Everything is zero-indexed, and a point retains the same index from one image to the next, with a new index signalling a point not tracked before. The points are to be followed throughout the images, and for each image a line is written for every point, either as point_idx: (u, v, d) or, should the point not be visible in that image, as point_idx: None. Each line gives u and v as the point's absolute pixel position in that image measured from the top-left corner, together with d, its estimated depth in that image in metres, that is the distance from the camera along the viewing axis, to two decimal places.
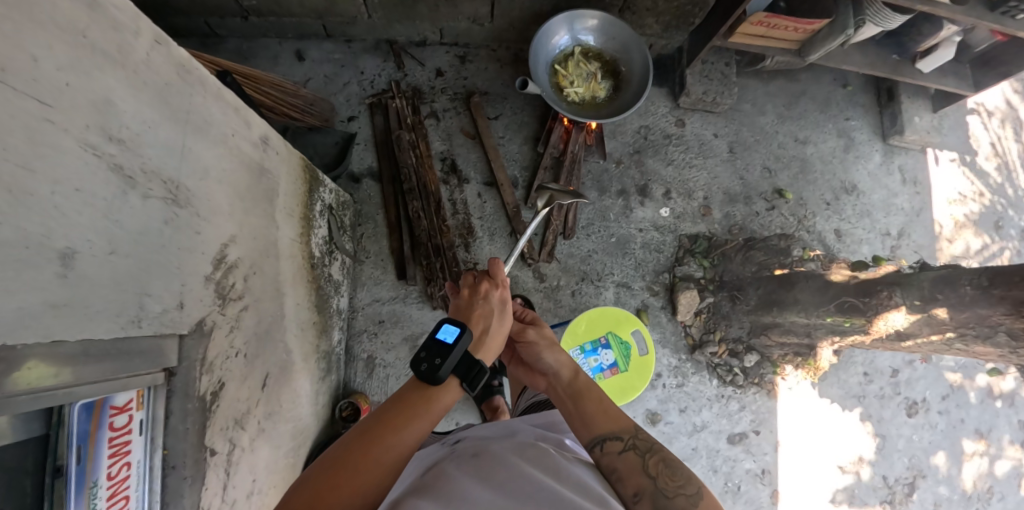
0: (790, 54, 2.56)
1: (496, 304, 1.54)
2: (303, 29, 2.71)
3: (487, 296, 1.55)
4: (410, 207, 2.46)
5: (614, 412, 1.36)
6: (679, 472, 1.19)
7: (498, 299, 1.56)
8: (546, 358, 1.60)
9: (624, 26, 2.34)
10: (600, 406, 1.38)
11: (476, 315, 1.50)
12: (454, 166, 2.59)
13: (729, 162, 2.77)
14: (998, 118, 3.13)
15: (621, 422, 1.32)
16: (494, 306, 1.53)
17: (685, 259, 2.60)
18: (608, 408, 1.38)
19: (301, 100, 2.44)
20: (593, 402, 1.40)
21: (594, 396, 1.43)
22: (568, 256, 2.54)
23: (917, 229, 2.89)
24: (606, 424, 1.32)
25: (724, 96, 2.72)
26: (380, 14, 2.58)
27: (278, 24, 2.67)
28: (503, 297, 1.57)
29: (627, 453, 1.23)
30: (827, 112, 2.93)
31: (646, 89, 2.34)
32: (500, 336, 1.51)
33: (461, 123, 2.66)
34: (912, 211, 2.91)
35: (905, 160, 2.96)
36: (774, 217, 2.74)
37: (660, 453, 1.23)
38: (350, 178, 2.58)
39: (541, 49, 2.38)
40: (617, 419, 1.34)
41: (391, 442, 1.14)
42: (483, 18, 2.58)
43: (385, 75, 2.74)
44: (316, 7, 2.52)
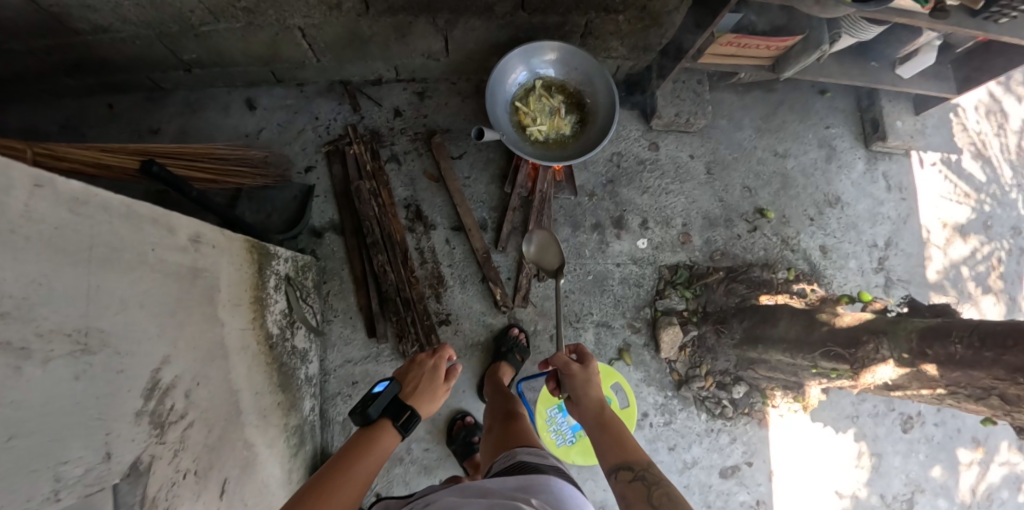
0: (760, 72, 2.48)
1: (431, 369, 1.72)
2: (252, 76, 2.58)
3: (424, 363, 1.74)
4: (375, 261, 2.36)
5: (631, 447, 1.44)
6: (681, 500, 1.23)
7: (434, 364, 1.74)
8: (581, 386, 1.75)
9: (586, 57, 2.20)
10: (621, 439, 1.47)
11: (412, 380, 1.70)
12: (419, 213, 2.47)
13: (708, 184, 2.66)
14: (982, 112, 3.02)
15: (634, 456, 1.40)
16: (428, 373, 1.71)
17: (666, 292, 2.50)
18: (626, 441, 1.47)
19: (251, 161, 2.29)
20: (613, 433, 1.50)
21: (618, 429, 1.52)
22: (544, 299, 2.43)
23: (905, 237, 2.81)
24: (620, 456, 1.42)
25: (698, 115, 2.58)
26: (329, 57, 2.44)
27: (224, 74, 2.55)
28: (438, 364, 1.74)
29: (634, 482, 1.31)
30: (807, 122, 2.83)
31: (613, 123, 2.21)
32: (430, 400, 1.65)
33: (423, 166, 2.53)
34: (899, 218, 2.83)
35: (889, 165, 2.87)
36: (757, 238, 2.64)
37: (665, 485, 1.29)
38: (311, 233, 2.46)
39: (499, 87, 2.23)
40: (633, 452, 1.42)
41: (340, 480, 1.25)
42: (438, 53, 2.45)
43: (341, 119, 2.61)
44: (261, 55, 2.40)
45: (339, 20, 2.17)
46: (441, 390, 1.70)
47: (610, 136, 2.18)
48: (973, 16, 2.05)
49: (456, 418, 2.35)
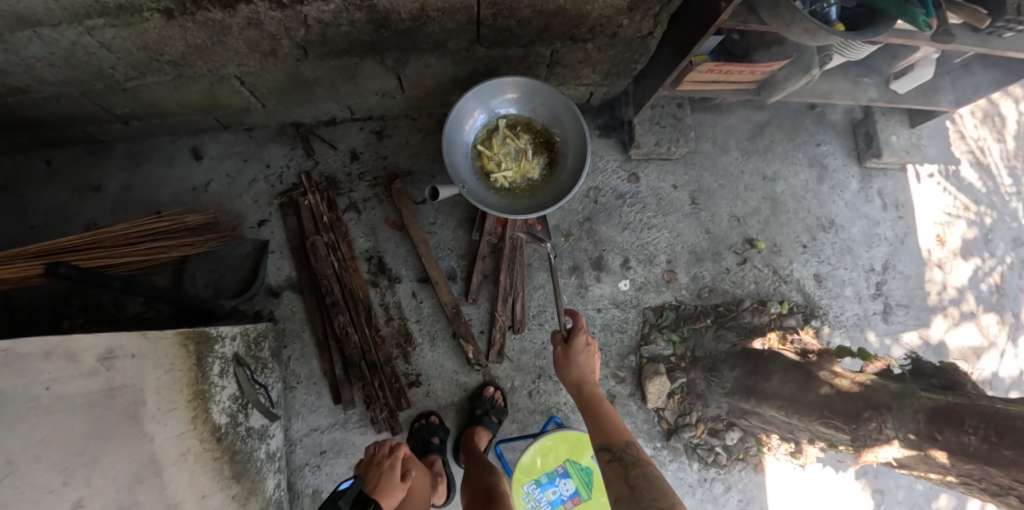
0: (746, 95, 2.26)
1: (388, 469, 1.71)
2: (196, 125, 2.38)
3: (382, 461, 1.74)
4: (336, 322, 2.20)
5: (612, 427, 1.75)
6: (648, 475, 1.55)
7: (390, 463, 1.73)
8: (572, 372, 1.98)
9: (552, 93, 1.99)
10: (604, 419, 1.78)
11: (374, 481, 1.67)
12: (382, 265, 2.30)
13: (692, 215, 2.48)
14: (976, 117, 2.90)
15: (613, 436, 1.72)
16: (387, 471, 1.70)
17: (652, 336, 2.35)
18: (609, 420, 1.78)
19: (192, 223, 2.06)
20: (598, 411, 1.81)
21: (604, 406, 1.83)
22: (520, 352, 2.26)
23: (902, 259, 2.71)
24: (603, 435, 1.73)
25: (680, 143, 2.39)
26: (274, 101, 2.24)
27: (165, 124, 2.35)
28: (396, 461, 1.74)
29: (612, 458, 1.64)
30: (797, 141, 2.74)
31: (586, 164, 2.00)
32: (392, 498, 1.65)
33: (385, 213, 2.36)
34: (896, 239, 2.74)
35: (884, 183, 2.80)
36: (747, 271, 2.48)
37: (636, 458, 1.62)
38: (268, 293, 2.30)
39: (457, 130, 2.03)
40: (615, 433, 1.73)
41: None
42: (393, 92, 2.23)
43: (295, 165, 2.43)
44: (200, 104, 2.20)
45: (277, 66, 1.96)
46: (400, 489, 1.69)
47: (582, 180, 1.98)
48: (978, 31, 1.84)
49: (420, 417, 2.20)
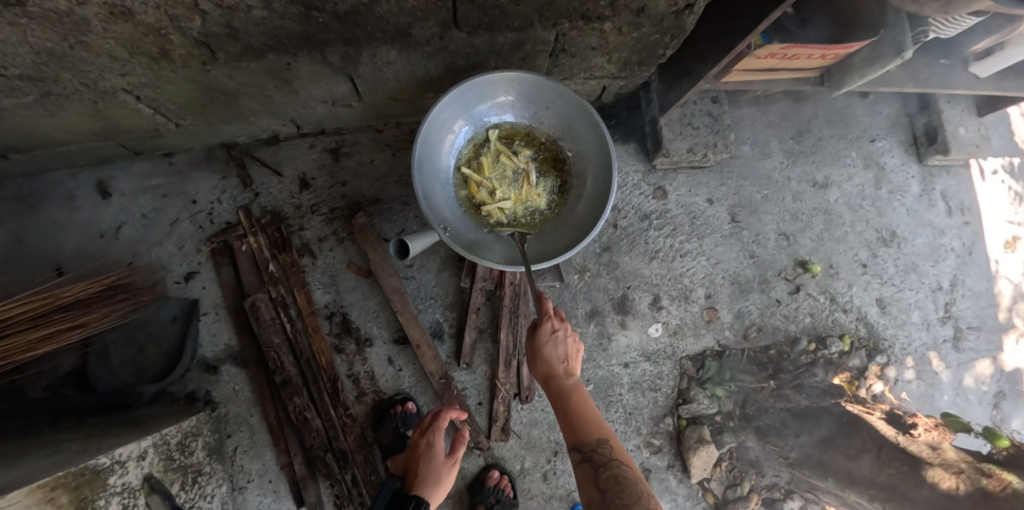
0: (812, 88, 1.81)
1: (426, 451, 1.56)
2: (96, 154, 1.80)
3: (417, 446, 1.57)
4: (291, 405, 1.70)
5: (587, 424, 1.28)
6: (629, 490, 1.15)
7: (427, 443, 1.56)
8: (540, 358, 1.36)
9: (560, 89, 1.44)
10: (576, 413, 1.30)
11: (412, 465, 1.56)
12: (347, 325, 1.80)
13: (733, 236, 2.00)
14: None
15: (586, 436, 1.26)
16: (426, 455, 1.56)
17: (693, 392, 1.89)
18: (583, 414, 1.30)
19: (72, 299, 1.50)
20: (566, 404, 1.31)
21: (575, 393, 1.32)
22: (530, 425, 1.79)
23: (972, 274, 2.27)
24: (574, 435, 1.28)
25: (718, 147, 1.90)
26: (191, 118, 1.68)
27: (60, 155, 1.76)
28: (432, 441, 1.57)
29: (584, 467, 1.23)
30: (847, 137, 2.25)
31: (612, 185, 1.44)
32: (445, 473, 1.57)
33: (349, 256, 1.85)
34: (964, 249, 2.29)
35: (948, 183, 2.33)
36: (801, 302, 2.02)
37: (613, 467, 1.20)
38: (203, 368, 1.79)
39: (432, 149, 1.49)
40: (588, 426, 1.27)
41: None
42: (347, 98, 1.68)
43: (229, 199, 1.89)
44: (91, 128, 1.62)
45: (177, 72, 1.40)
46: (450, 465, 1.57)
47: (609, 208, 1.43)
48: None
49: (393, 402, 1.75)
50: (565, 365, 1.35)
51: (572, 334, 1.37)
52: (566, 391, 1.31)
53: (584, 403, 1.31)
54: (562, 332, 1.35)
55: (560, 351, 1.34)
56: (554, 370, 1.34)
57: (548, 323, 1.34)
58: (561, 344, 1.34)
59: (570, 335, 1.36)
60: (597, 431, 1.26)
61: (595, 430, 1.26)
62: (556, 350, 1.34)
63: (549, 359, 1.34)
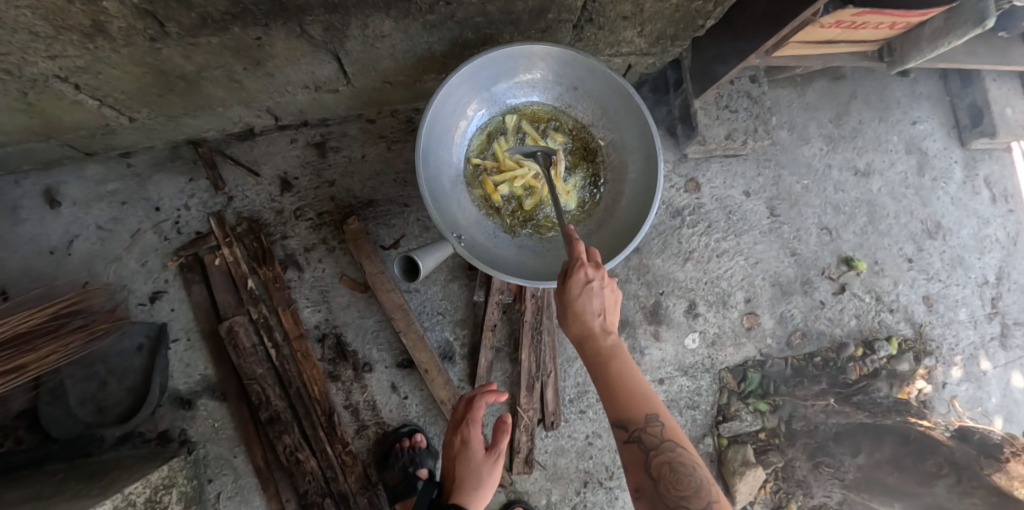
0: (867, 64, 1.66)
1: (461, 450, 1.37)
2: (38, 156, 1.51)
3: (452, 444, 1.38)
4: (281, 445, 1.47)
5: (633, 399, 0.89)
6: (688, 478, 0.80)
7: (461, 441, 1.36)
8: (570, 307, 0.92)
9: (594, 65, 1.23)
10: (619, 383, 0.90)
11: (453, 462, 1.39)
12: (342, 349, 1.56)
13: (772, 232, 1.80)
14: None
15: (631, 411, 0.88)
16: (462, 456, 1.36)
17: (735, 408, 1.69)
18: (627, 384, 0.90)
19: (8, 335, 1.24)
20: (605, 371, 0.91)
21: (616, 356, 0.91)
22: (556, 454, 1.58)
23: (1019, 266, 1.96)
24: (617, 413, 0.89)
25: (758, 133, 1.69)
26: (146, 111, 1.40)
27: None
28: (466, 438, 1.36)
29: (630, 449, 0.85)
30: (888, 119, 1.96)
31: (657, 178, 1.22)
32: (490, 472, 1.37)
33: (341, 268, 1.60)
34: (1010, 240, 1.97)
35: (991, 168, 2.01)
36: (847, 303, 1.81)
37: (668, 451, 0.83)
38: (176, 403, 1.54)
39: (443, 136, 1.27)
40: (637, 399, 0.88)
41: None
42: (332, 83, 1.42)
43: (199, 204, 1.62)
44: (25, 126, 1.34)
45: (121, 52, 1.13)
46: (492, 459, 1.36)
47: (655, 205, 1.20)
48: None
49: (399, 435, 1.52)
50: (602, 319, 0.93)
51: (612, 281, 0.93)
52: (603, 353, 0.91)
53: (628, 370, 0.91)
54: (599, 282, 0.91)
55: (597, 305, 0.92)
56: (589, 328, 0.92)
57: (578, 268, 0.90)
58: (598, 298, 0.90)
59: (610, 284, 0.92)
60: (647, 404, 0.87)
61: (644, 401, 0.87)
62: (591, 303, 0.91)
63: (581, 313, 0.91)
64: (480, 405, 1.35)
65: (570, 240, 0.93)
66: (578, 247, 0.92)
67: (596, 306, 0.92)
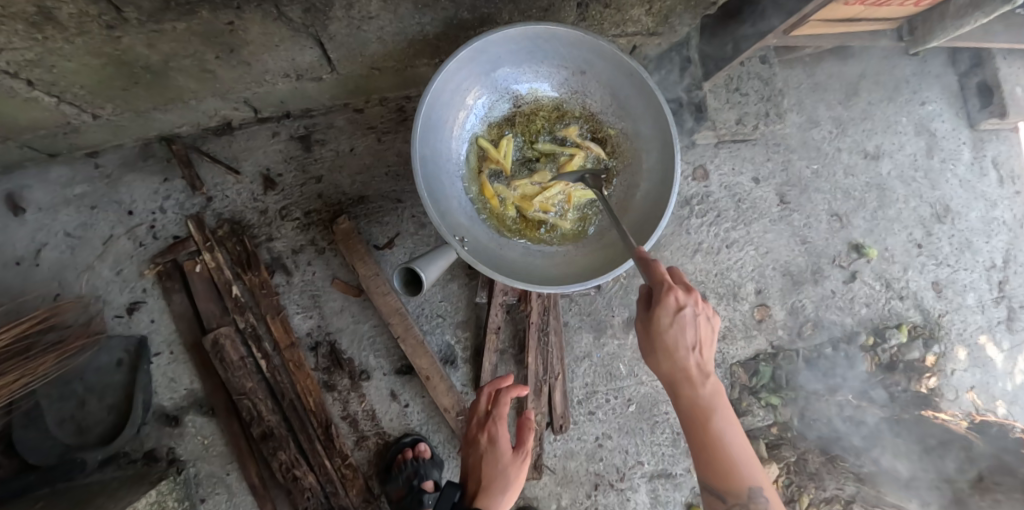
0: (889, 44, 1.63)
1: (488, 450, 1.27)
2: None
3: (477, 443, 1.28)
4: (276, 462, 1.39)
5: (723, 440, 0.88)
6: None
7: (489, 439, 1.27)
8: (664, 352, 0.84)
9: (604, 47, 1.14)
10: (711, 429, 0.88)
11: (474, 469, 1.27)
12: (336, 357, 1.47)
13: (783, 221, 1.74)
14: None
15: (732, 479, 0.88)
16: (488, 455, 1.26)
17: (746, 403, 1.67)
18: (717, 425, 0.88)
19: None
20: (699, 419, 0.88)
21: (709, 398, 0.87)
22: (566, 457, 1.52)
23: None
24: (709, 467, 0.89)
25: (770, 117, 1.62)
26: (111, 106, 1.27)
27: None
28: (494, 435, 1.27)
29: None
30: (897, 99, 1.89)
31: (675, 168, 1.14)
32: (516, 475, 1.27)
33: (333, 271, 1.50)
34: (1019, 223, 1.93)
35: (998, 148, 1.95)
36: (858, 291, 1.76)
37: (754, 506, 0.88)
38: (163, 421, 1.44)
39: (442, 131, 1.17)
40: (723, 445, 0.87)
41: None
42: (315, 70, 1.30)
43: (177, 206, 1.50)
44: None
45: (75, 43, 1.01)
46: (520, 461, 1.27)
47: (673, 198, 1.12)
48: None
49: (401, 445, 1.45)
50: (697, 354, 0.84)
51: (709, 311, 0.82)
52: (699, 400, 0.87)
53: (720, 416, 0.87)
54: (691, 307, 0.80)
55: (689, 337, 0.82)
56: (681, 370, 0.86)
57: (667, 297, 0.78)
58: (692, 330, 0.81)
59: (705, 310, 0.81)
60: (747, 477, 0.87)
61: (745, 476, 0.87)
62: (683, 337, 0.82)
63: (674, 352, 0.83)
64: (506, 400, 1.29)
65: (651, 265, 0.82)
66: (662, 273, 0.80)
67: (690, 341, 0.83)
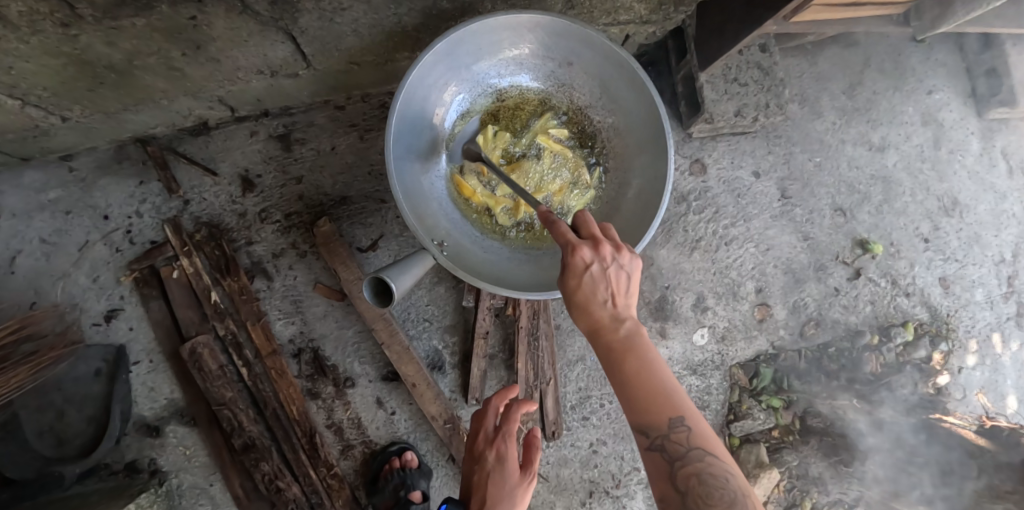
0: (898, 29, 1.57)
1: (495, 468, 1.22)
2: None
3: (484, 460, 1.23)
4: (259, 474, 1.35)
5: (654, 394, 0.69)
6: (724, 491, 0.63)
7: (497, 456, 1.23)
8: (578, 304, 0.73)
9: (592, 37, 1.06)
10: (633, 382, 0.71)
11: (479, 486, 1.22)
12: (320, 363, 1.43)
13: (784, 216, 1.67)
14: None
15: (656, 426, 0.69)
16: (496, 473, 1.22)
17: (747, 406, 1.61)
18: (643, 372, 0.71)
19: None
20: (614, 364, 0.72)
21: (628, 341, 0.72)
22: (558, 465, 1.47)
23: None
24: (635, 415, 0.70)
25: (770, 108, 1.55)
26: (76, 106, 1.21)
27: None
28: (503, 452, 1.23)
29: (653, 460, 0.69)
30: (903, 88, 1.81)
31: (667, 167, 1.07)
32: (520, 494, 1.23)
33: (315, 276, 1.46)
34: None
35: (1009, 138, 1.87)
36: (862, 288, 1.70)
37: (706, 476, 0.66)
38: (143, 431, 1.41)
39: (418, 127, 1.11)
40: (656, 410, 0.69)
41: None
42: (289, 66, 1.24)
43: (154, 210, 1.45)
44: None
45: (30, 42, 0.95)
46: (526, 482, 1.23)
47: (665, 197, 1.06)
48: None
49: (388, 454, 1.41)
50: (610, 304, 0.73)
51: (621, 257, 0.73)
52: (613, 346, 0.72)
53: (642, 359, 0.71)
54: (600, 262, 0.72)
55: (602, 287, 0.73)
56: (592, 316, 0.73)
57: (575, 252, 0.72)
58: (604, 278, 0.72)
59: (615, 258, 0.72)
60: (676, 416, 0.68)
61: (671, 414, 0.68)
62: (596, 287, 0.73)
63: (586, 302, 0.73)
64: (517, 417, 1.24)
65: (550, 222, 0.75)
66: (563, 229, 0.74)
67: (601, 289, 0.73)
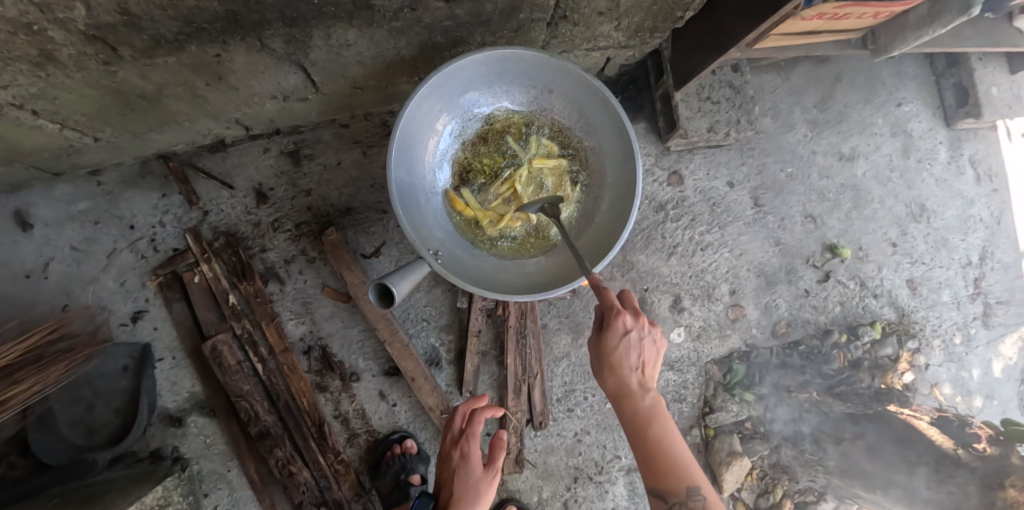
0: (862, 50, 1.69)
1: (460, 466, 1.35)
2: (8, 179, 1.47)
3: (450, 459, 1.37)
4: (273, 460, 1.48)
5: (666, 451, 1.01)
6: None
7: (461, 455, 1.35)
8: (614, 373, 1.04)
9: (569, 69, 1.19)
10: (649, 438, 1.03)
11: (447, 482, 1.36)
12: (328, 360, 1.57)
13: (757, 223, 1.80)
14: None
15: (666, 479, 1.00)
16: (461, 471, 1.34)
17: (721, 399, 1.74)
18: (658, 434, 1.03)
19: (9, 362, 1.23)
20: (640, 428, 1.04)
21: (650, 409, 1.04)
22: (545, 453, 1.61)
23: (1001, 244, 1.95)
24: (653, 470, 1.02)
25: (742, 124, 1.68)
26: (108, 128, 1.35)
27: None
28: (466, 452, 1.35)
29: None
30: (873, 101, 1.93)
31: (636, 184, 1.21)
32: (487, 489, 1.34)
33: (323, 280, 1.60)
34: (993, 220, 1.97)
35: (975, 147, 1.99)
36: (830, 289, 1.82)
37: None
38: (166, 422, 1.55)
39: (415, 150, 1.24)
40: (670, 469, 1.00)
41: None
42: (300, 91, 1.37)
43: (175, 220, 1.59)
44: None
45: (74, 78, 1.09)
46: (491, 477, 1.34)
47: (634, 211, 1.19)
48: None
49: (390, 442, 1.56)
50: (639, 373, 1.05)
51: (653, 333, 1.04)
52: (640, 410, 1.04)
53: (659, 427, 1.03)
54: (636, 334, 1.02)
55: (633, 359, 1.04)
56: (625, 385, 1.05)
57: (615, 323, 1.01)
58: (635, 351, 1.02)
59: (647, 334, 1.03)
60: (687, 477, 0.99)
61: (682, 471, 0.99)
62: (629, 356, 1.03)
63: (620, 368, 1.04)
64: (479, 419, 1.36)
65: (602, 289, 1.02)
66: (609, 297, 1.01)
67: (634, 361, 1.04)
